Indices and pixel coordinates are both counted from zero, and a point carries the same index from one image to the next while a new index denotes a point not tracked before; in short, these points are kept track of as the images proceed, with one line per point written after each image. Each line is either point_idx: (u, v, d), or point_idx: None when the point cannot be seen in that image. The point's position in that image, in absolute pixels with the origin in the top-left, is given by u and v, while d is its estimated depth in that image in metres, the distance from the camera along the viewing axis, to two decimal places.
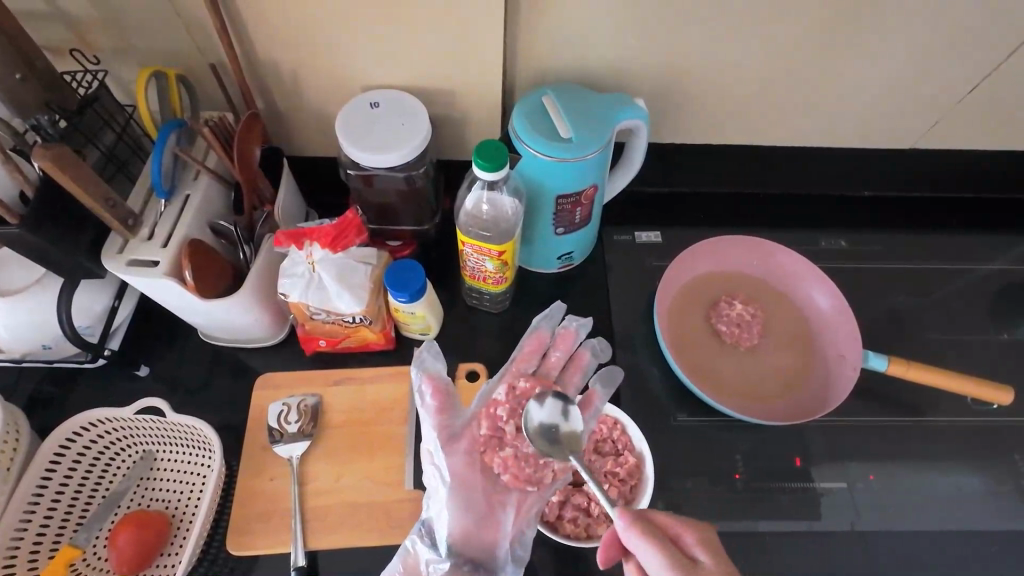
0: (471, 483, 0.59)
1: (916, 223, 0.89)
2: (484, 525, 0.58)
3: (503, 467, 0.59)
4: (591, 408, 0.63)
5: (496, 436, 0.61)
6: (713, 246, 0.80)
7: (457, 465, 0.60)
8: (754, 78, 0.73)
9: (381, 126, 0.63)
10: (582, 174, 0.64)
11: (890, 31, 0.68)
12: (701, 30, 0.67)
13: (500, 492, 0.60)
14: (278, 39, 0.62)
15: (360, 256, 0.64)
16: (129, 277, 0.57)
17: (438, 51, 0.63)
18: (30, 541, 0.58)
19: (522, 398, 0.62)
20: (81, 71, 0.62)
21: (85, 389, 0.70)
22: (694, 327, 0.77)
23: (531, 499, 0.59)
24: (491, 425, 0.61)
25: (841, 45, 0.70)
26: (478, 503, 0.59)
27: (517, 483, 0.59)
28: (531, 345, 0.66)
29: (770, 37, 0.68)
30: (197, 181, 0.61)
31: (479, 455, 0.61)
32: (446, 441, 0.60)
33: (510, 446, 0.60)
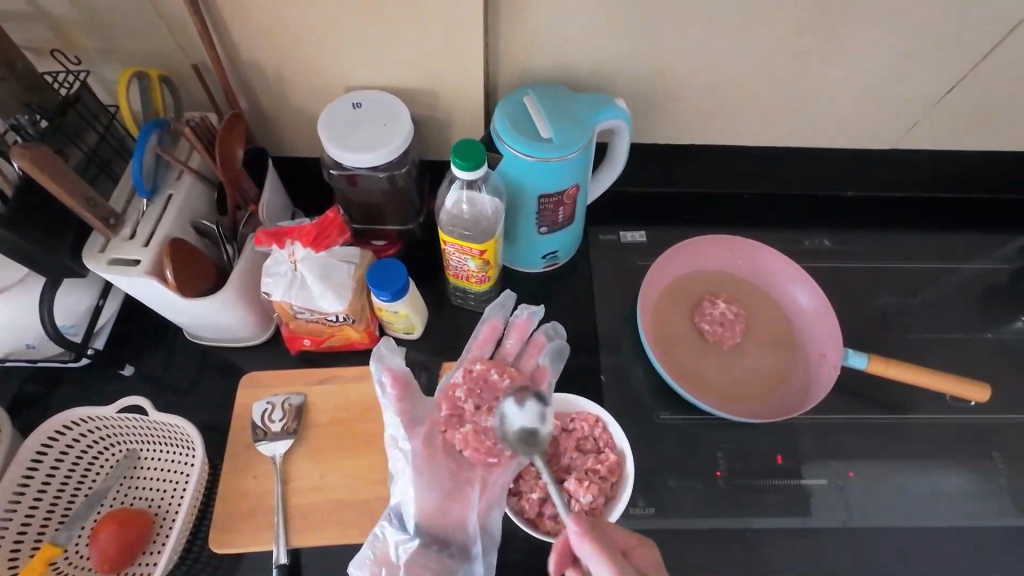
0: (434, 463, 0.61)
1: (909, 223, 0.90)
2: (450, 499, 0.61)
3: (464, 443, 0.61)
4: (545, 382, 0.65)
5: (456, 414, 0.63)
6: (698, 246, 0.81)
7: (419, 447, 0.62)
8: (736, 84, 0.75)
9: (364, 126, 0.63)
10: (561, 174, 0.64)
11: (871, 35, 0.69)
12: (684, 34, 0.68)
13: (465, 468, 0.62)
14: (261, 41, 0.62)
15: (343, 255, 0.64)
16: (110, 276, 0.56)
17: (420, 52, 0.64)
18: (12, 539, 0.58)
19: (480, 378, 0.64)
20: (62, 71, 0.63)
21: (70, 390, 0.71)
22: (677, 327, 0.78)
23: (496, 472, 0.61)
24: (451, 405, 0.63)
25: (824, 50, 0.71)
26: (445, 482, 0.61)
27: (479, 458, 0.61)
28: (485, 334, 0.68)
29: (753, 42, 0.69)
30: (179, 181, 0.61)
31: (441, 434, 0.63)
32: (407, 421, 0.62)
33: (469, 422, 0.62)
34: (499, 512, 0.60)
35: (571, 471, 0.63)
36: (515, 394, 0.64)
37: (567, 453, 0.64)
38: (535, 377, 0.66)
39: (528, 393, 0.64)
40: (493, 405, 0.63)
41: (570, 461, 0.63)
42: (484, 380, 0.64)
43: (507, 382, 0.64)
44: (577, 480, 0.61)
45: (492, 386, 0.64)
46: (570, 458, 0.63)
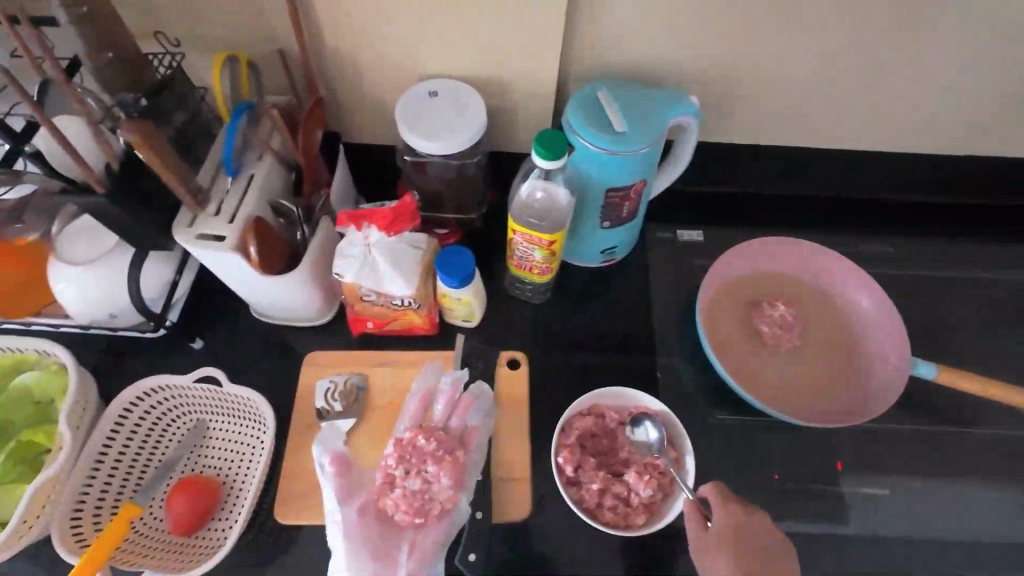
0: (367, 531, 0.58)
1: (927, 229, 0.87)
2: (380, 566, 0.57)
3: (394, 508, 0.58)
4: (473, 444, 0.62)
5: (388, 480, 0.59)
6: (760, 246, 0.80)
7: (351, 517, 0.58)
8: (800, 81, 0.73)
9: (439, 115, 0.64)
10: (629, 168, 0.64)
11: (911, 24, 0.66)
12: (759, 27, 0.66)
13: (396, 531, 0.59)
14: (341, 26, 0.63)
15: (412, 240, 0.66)
16: (198, 250, 0.58)
17: (497, 41, 0.64)
18: (94, 500, 0.61)
19: (409, 446, 0.60)
20: (161, 52, 0.63)
21: (142, 359, 0.72)
22: (736, 327, 0.77)
23: (426, 532, 0.59)
24: (382, 473, 0.59)
25: (858, 44, 0.68)
26: (376, 548, 0.58)
27: (408, 520, 0.58)
28: (417, 400, 0.63)
29: (828, 37, 0.68)
30: (261, 161, 0.63)
31: (374, 501, 0.59)
32: (341, 494, 0.58)
33: (399, 488, 0.58)
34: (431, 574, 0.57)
35: (630, 464, 0.64)
36: (444, 455, 0.59)
37: (625, 447, 0.65)
38: (464, 438, 0.63)
39: (457, 454, 0.60)
40: (423, 468, 0.59)
41: (628, 455, 0.64)
42: (413, 445, 0.60)
43: (434, 445, 0.59)
44: (637, 474, 0.62)
45: (421, 451, 0.60)
46: (628, 452, 0.64)
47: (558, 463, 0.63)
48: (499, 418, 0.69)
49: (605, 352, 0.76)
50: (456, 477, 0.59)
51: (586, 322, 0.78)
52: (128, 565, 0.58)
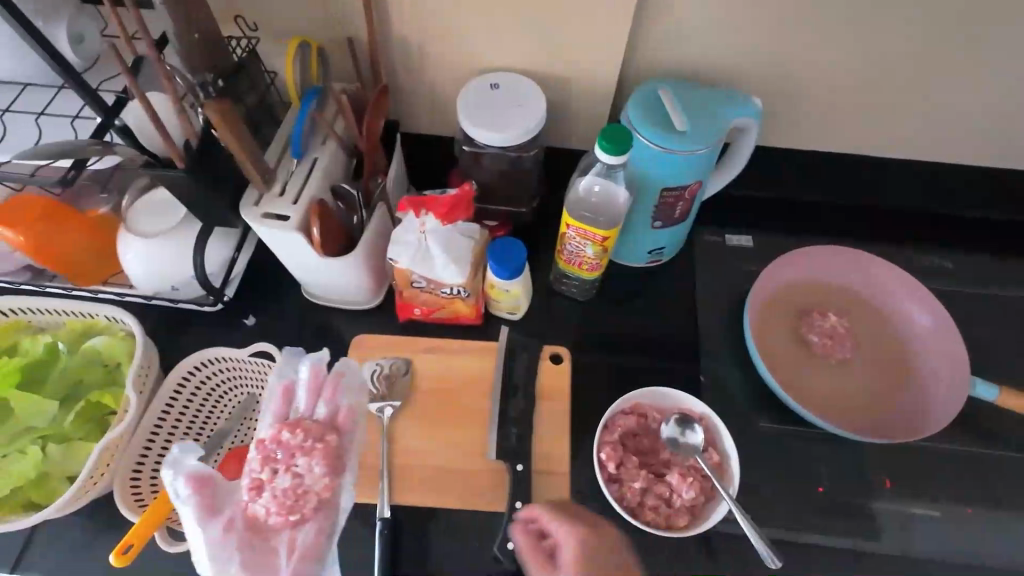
0: (239, 540, 0.58)
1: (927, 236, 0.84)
2: (258, 571, 0.57)
3: (266, 508, 0.59)
4: (346, 427, 0.64)
5: (257, 481, 0.60)
6: (815, 254, 0.78)
7: (219, 531, 0.57)
8: (858, 81, 0.73)
9: (501, 107, 0.65)
10: (688, 169, 0.64)
11: (897, 16, 0.65)
12: (824, 25, 0.66)
13: (269, 534, 0.59)
14: (412, 17, 0.64)
15: (465, 230, 0.67)
16: (262, 228, 0.60)
17: (564, 36, 0.65)
18: (152, 463, 0.64)
19: (274, 444, 0.61)
20: (241, 36, 0.65)
21: (197, 332, 0.74)
22: (784, 335, 0.75)
23: (303, 528, 0.59)
24: (249, 477, 0.60)
25: (853, 38, 0.67)
26: (251, 555, 0.57)
27: (284, 517, 0.59)
28: (279, 400, 0.64)
29: (892, 36, 0.67)
30: (325, 146, 0.65)
31: (243, 510, 0.59)
32: (205, 513, 0.57)
33: (268, 488, 0.59)
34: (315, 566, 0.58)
35: (672, 466, 0.63)
36: (312, 444, 0.61)
37: (664, 449, 0.64)
38: (334, 425, 0.64)
39: (327, 441, 0.62)
40: (293, 463, 0.60)
41: (669, 457, 0.64)
42: (278, 443, 0.61)
43: (300, 436, 0.61)
44: (679, 476, 0.62)
45: (287, 447, 0.61)
46: (669, 454, 0.64)
47: (600, 460, 0.63)
48: (540, 412, 0.69)
49: (648, 353, 0.75)
50: (330, 466, 0.61)
51: (631, 322, 0.77)
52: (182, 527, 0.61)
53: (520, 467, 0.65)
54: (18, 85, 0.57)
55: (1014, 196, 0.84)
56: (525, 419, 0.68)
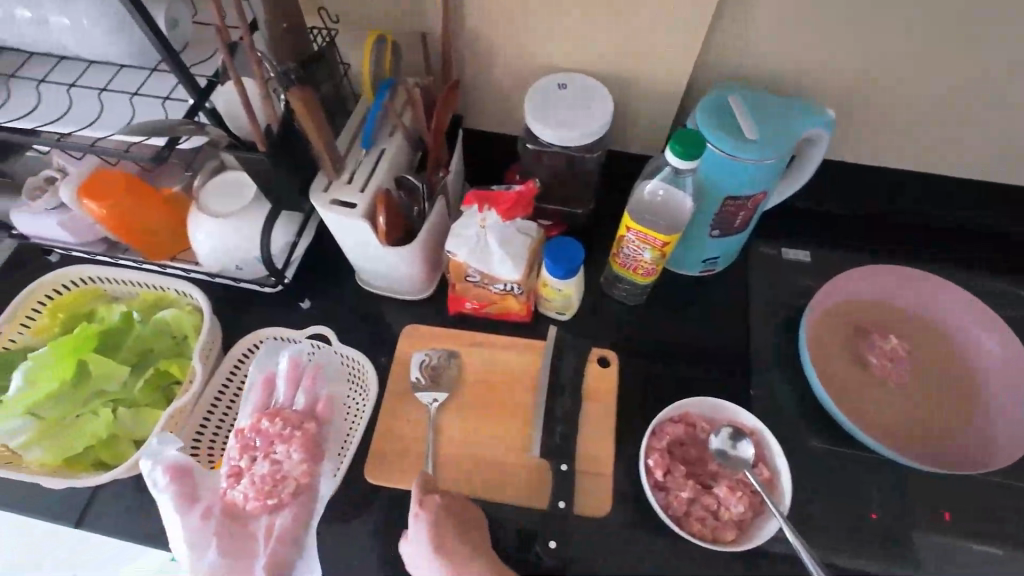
0: (217, 526, 0.61)
1: (917, 239, 0.83)
2: (237, 556, 0.60)
3: (245, 494, 0.62)
4: (322, 417, 0.67)
5: (236, 468, 0.63)
6: (878, 273, 0.76)
7: (197, 516, 0.60)
8: (940, 96, 0.70)
9: (568, 107, 0.65)
10: (755, 178, 0.63)
11: (949, 25, 0.62)
12: (878, 33, 0.64)
13: (246, 520, 0.62)
14: (486, 14, 0.65)
15: (522, 227, 0.67)
16: (330, 214, 0.62)
17: (636, 39, 0.64)
18: (209, 435, 0.67)
19: (253, 434, 0.64)
20: (322, 28, 0.68)
21: (255, 312, 0.77)
22: (840, 354, 0.73)
23: (282, 513, 0.62)
24: (228, 465, 0.63)
25: (859, 42, 0.65)
26: (229, 541, 0.61)
27: (262, 501, 0.62)
28: (258, 393, 0.67)
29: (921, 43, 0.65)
30: (393, 137, 0.66)
31: (222, 496, 0.62)
32: (183, 501, 0.60)
33: (247, 474, 0.63)
34: (292, 552, 0.61)
35: (719, 478, 0.62)
36: (292, 432, 0.65)
37: (713, 461, 0.63)
38: (312, 415, 0.67)
39: (304, 429, 0.65)
40: (271, 449, 0.64)
41: (716, 469, 0.63)
42: (257, 432, 0.65)
43: (278, 425, 0.65)
44: (727, 489, 0.61)
45: (266, 435, 0.65)
46: (716, 467, 0.63)
47: (648, 465, 0.63)
48: (586, 414, 0.69)
49: (697, 362, 0.74)
50: (308, 454, 0.65)
51: (681, 331, 0.76)
52: None
53: (564, 467, 0.65)
54: (114, 66, 0.61)
55: (1009, 197, 0.80)
56: (571, 418, 0.68)
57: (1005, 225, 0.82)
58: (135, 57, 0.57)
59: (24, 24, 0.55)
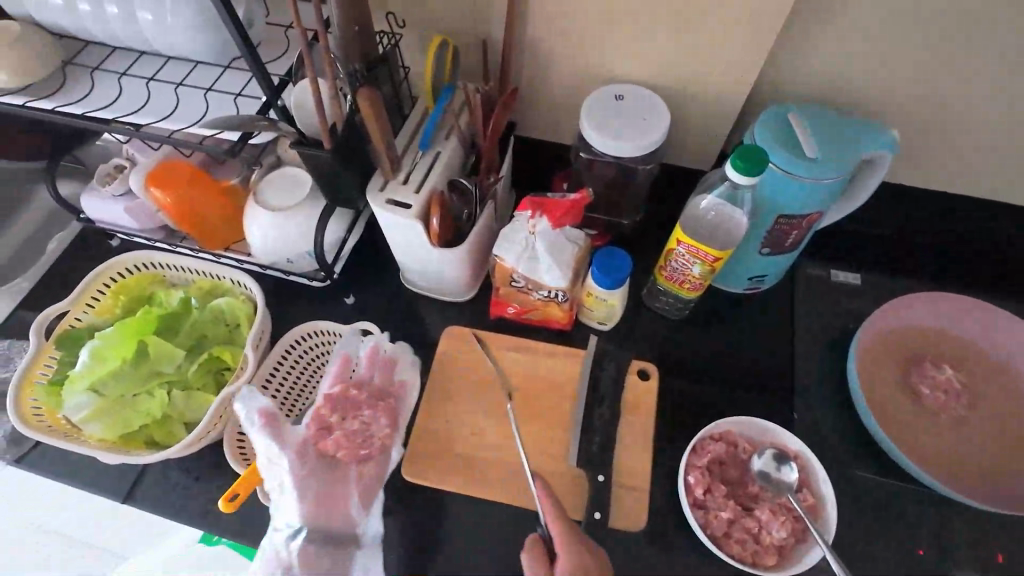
0: (312, 473, 0.61)
1: (917, 244, 0.81)
2: (331, 500, 0.61)
3: (336, 447, 0.62)
4: (401, 393, 0.67)
5: (323, 426, 0.63)
6: (934, 300, 0.73)
7: (295, 462, 0.60)
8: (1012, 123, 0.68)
9: (624, 118, 0.65)
10: (812, 197, 0.62)
11: (1013, 51, 0.61)
12: (945, 57, 0.63)
13: (337, 472, 0.62)
14: (549, 25, 0.66)
15: (570, 236, 0.67)
16: (384, 213, 0.63)
17: (698, 54, 0.64)
18: None
19: (342, 396, 0.65)
20: (389, 32, 0.69)
21: (303, 304, 0.79)
22: (891, 381, 0.71)
23: (370, 467, 0.63)
24: (316, 422, 0.63)
25: (917, 61, 0.64)
26: (322, 486, 0.61)
27: (352, 455, 0.62)
28: (338, 364, 0.66)
29: (1000, 70, 0.63)
30: (448, 141, 0.67)
31: (313, 447, 0.62)
32: (282, 445, 0.60)
33: (337, 429, 0.63)
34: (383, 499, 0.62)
35: (761, 501, 0.61)
36: (375, 401, 0.65)
37: (755, 483, 0.62)
38: (391, 390, 0.67)
39: (388, 398, 0.66)
40: (358, 411, 0.65)
41: (759, 492, 0.61)
42: (344, 397, 0.65)
43: (362, 393, 0.65)
44: (770, 512, 0.59)
45: (351, 400, 0.65)
46: (759, 489, 0.61)
47: (687, 482, 0.62)
48: (625, 426, 0.69)
49: (739, 380, 0.73)
50: (392, 417, 0.65)
51: (724, 348, 0.75)
52: None
53: (601, 477, 0.64)
54: (190, 62, 0.64)
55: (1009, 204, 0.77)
56: (609, 430, 0.67)
57: (1004, 234, 0.77)
58: (211, 55, 0.60)
59: (113, 19, 0.58)
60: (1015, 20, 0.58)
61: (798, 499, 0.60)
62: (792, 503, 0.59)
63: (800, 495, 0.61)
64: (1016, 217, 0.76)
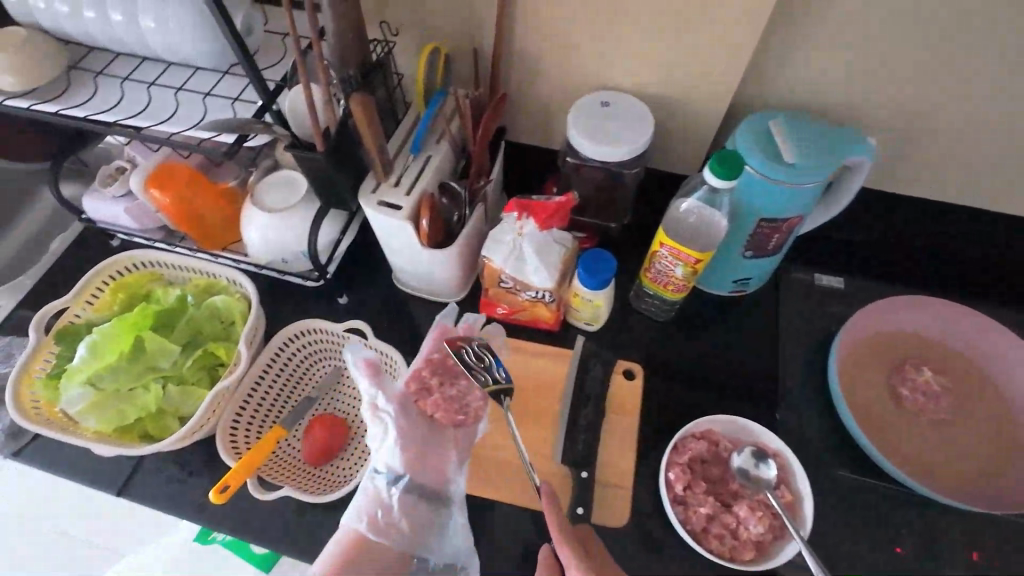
0: (412, 427, 0.62)
1: (898, 250, 0.83)
2: (428, 457, 0.62)
3: (434, 409, 0.63)
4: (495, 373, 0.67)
5: (424, 387, 0.64)
6: (913, 305, 0.75)
7: (398, 415, 0.61)
8: (987, 131, 0.70)
9: (610, 124, 0.68)
10: (791, 201, 0.63)
11: (985, 63, 0.63)
12: (920, 68, 0.65)
13: (434, 433, 0.63)
14: (537, 34, 0.68)
15: (558, 238, 0.69)
16: (376, 215, 0.65)
17: (681, 63, 0.66)
18: (246, 421, 0.69)
19: (441, 361, 0.65)
20: (382, 39, 0.71)
21: (297, 303, 0.81)
22: (871, 383, 0.73)
23: (463, 432, 0.64)
24: (416, 381, 0.64)
25: (896, 72, 0.66)
26: (421, 441, 0.62)
27: (449, 418, 0.63)
28: (434, 336, 0.66)
29: (973, 81, 0.65)
30: (439, 145, 0.69)
31: (413, 404, 0.63)
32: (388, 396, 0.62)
33: (436, 393, 0.63)
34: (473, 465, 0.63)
35: (741, 498, 0.62)
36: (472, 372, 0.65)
37: (734, 480, 0.63)
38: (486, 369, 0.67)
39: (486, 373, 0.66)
40: (457, 378, 0.65)
41: (739, 489, 0.63)
42: (444, 364, 0.65)
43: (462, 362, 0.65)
44: (748, 508, 0.61)
45: (451, 369, 0.65)
46: (739, 486, 0.63)
47: (668, 479, 0.64)
48: (611, 424, 0.70)
49: (723, 381, 0.74)
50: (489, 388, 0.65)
51: (709, 349, 0.77)
52: (273, 479, 0.65)
53: (585, 473, 0.66)
54: (190, 68, 0.66)
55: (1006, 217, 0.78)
56: (594, 428, 0.69)
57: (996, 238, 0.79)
58: (210, 60, 0.62)
59: (116, 25, 0.61)
60: (1013, 24, 0.59)
61: (777, 497, 0.61)
62: (771, 500, 0.60)
63: (778, 493, 0.62)
64: (1001, 221, 0.78)
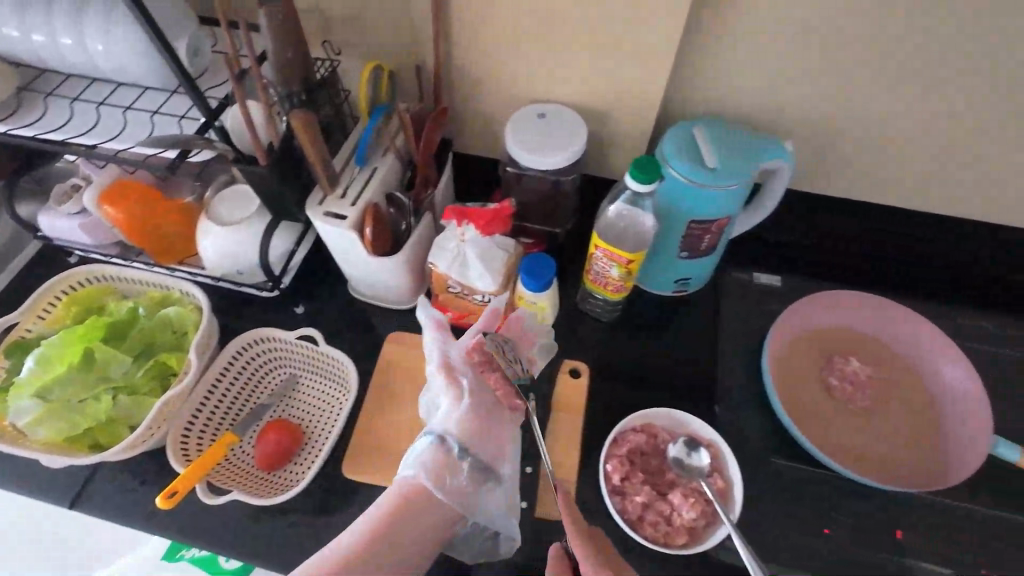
0: (475, 393, 0.65)
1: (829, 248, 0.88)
2: (484, 431, 0.63)
3: (496, 384, 0.66)
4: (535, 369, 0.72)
5: (487, 361, 0.67)
6: (841, 299, 0.79)
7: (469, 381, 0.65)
8: (896, 136, 0.75)
9: (546, 134, 0.71)
10: (716, 203, 0.67)
11: (886, 74, 0.68)
12: (828, 78, 0.70)
13: (491, 411, 0.65)
14: (474, 51, 0.72)
15: (500, 243, 0.72)
16: (323, 225, 0.67)
17: (609, 77, 0.71)
18: (198, 429, 0.71)
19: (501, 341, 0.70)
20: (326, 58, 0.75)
21: (253, 314, 0.83)
22: (803, 374, 0.77)
23: (514, 417, 0.66)
24: (480, 354, 0.67)
25: (808, 83, 0.71)
26: (482, 412, 0.64)
27: (508, 398, 0.65)
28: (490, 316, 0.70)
29: (877, 89, 0.70)
30: (385, 158, 0.72)
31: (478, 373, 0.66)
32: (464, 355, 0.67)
33: (498, 368, 0.67)
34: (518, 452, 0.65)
35: (676, 486, 0.65)
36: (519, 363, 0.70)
37: (670, 470, 0.66)
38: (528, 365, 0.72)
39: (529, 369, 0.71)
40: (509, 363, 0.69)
41: (675, 478, 0.65)
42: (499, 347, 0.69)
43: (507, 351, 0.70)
44: (682, 496, 0.63)
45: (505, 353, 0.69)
46: (675, 475, 0.66)
47: (607, 471, 0.66)
48: (557, 421, 0.73)
49: (665, 376, 0.78)
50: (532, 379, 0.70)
51: (653, 347, 0.80)
52: (222, 484, 0.67)
53: (529, 468, 0.70)
54: (139, 88, 0.68)
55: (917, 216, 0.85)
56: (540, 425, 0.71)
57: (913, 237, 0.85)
58: (157, 80, 0.65)
59: (64, 48, 0.63)
60: (925, 35, 0.63)
61: (709, 484, 0.65)
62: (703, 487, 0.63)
63: (710, 480, 0.65)
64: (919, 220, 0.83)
